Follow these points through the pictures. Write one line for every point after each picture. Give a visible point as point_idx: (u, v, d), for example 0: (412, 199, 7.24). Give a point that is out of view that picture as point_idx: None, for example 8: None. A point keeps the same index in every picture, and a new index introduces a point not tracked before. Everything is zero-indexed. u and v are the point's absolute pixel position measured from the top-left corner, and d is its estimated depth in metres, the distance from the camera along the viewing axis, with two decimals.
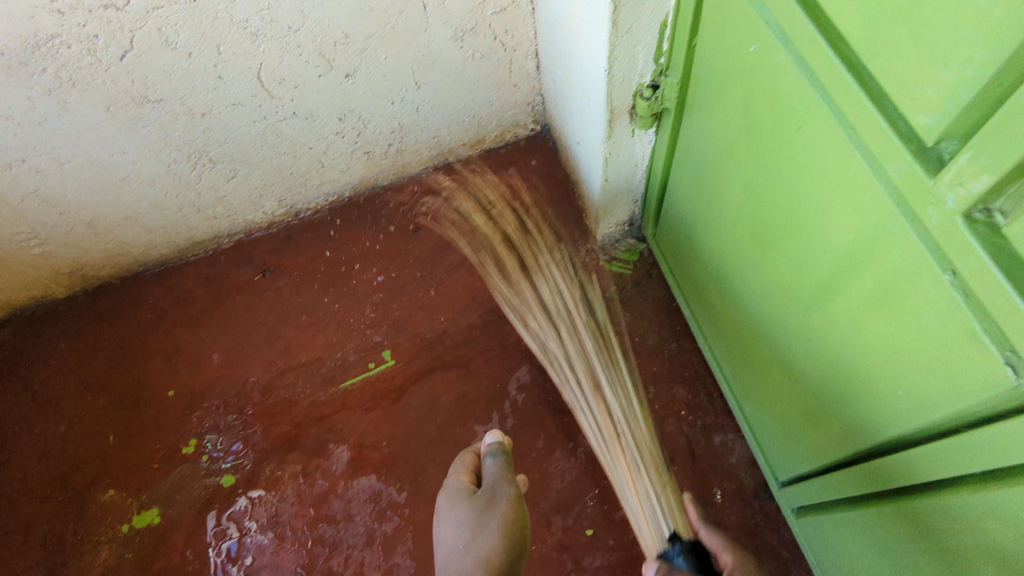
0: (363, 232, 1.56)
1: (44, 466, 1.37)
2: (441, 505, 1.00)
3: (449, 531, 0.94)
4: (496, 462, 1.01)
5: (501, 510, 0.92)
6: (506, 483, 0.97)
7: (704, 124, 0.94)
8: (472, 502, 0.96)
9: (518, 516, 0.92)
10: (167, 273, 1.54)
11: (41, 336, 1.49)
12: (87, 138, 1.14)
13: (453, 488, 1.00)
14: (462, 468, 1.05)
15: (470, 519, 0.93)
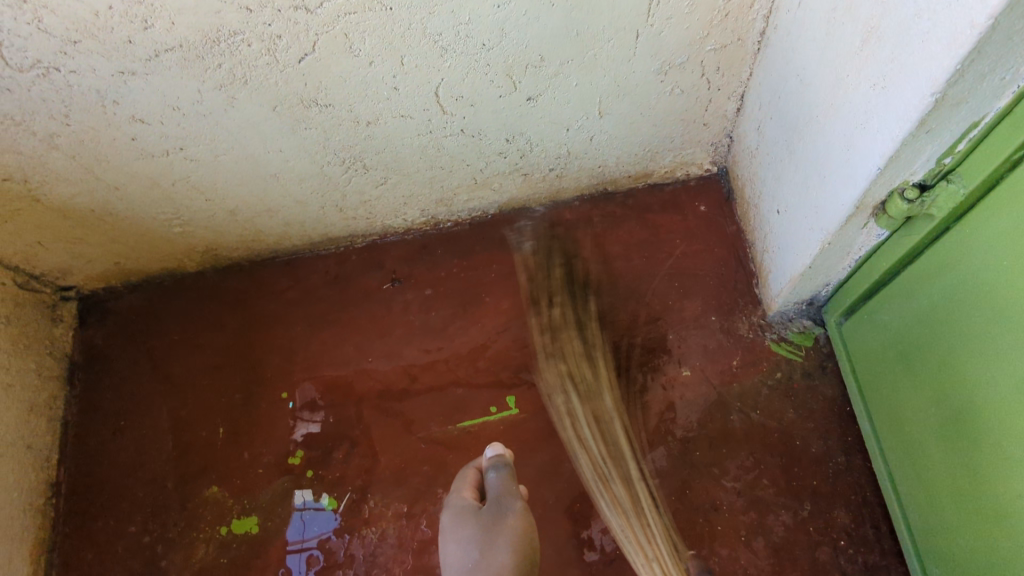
0: (503, 256, 1.43)
1: (154, 445, 1.36)
2: (446, 520, 1.13)
3: (456, 550, 1.08)
4: (500, 479, 1.12)
5: (511, 528, 1.06)
6: (513, 499, 1.10)
7: (1001, 264, 0.76)
8: (479, 519, 1.09)
9: (525, 532, 1.06)
10: (297, 263, 1.49)
11: (168, 309, 1.48)
12: (248, 133, 1.05)
13: (459, 505, 1.12)
14: (463, 484, 1.16)
15: (475, 538, 1.07)
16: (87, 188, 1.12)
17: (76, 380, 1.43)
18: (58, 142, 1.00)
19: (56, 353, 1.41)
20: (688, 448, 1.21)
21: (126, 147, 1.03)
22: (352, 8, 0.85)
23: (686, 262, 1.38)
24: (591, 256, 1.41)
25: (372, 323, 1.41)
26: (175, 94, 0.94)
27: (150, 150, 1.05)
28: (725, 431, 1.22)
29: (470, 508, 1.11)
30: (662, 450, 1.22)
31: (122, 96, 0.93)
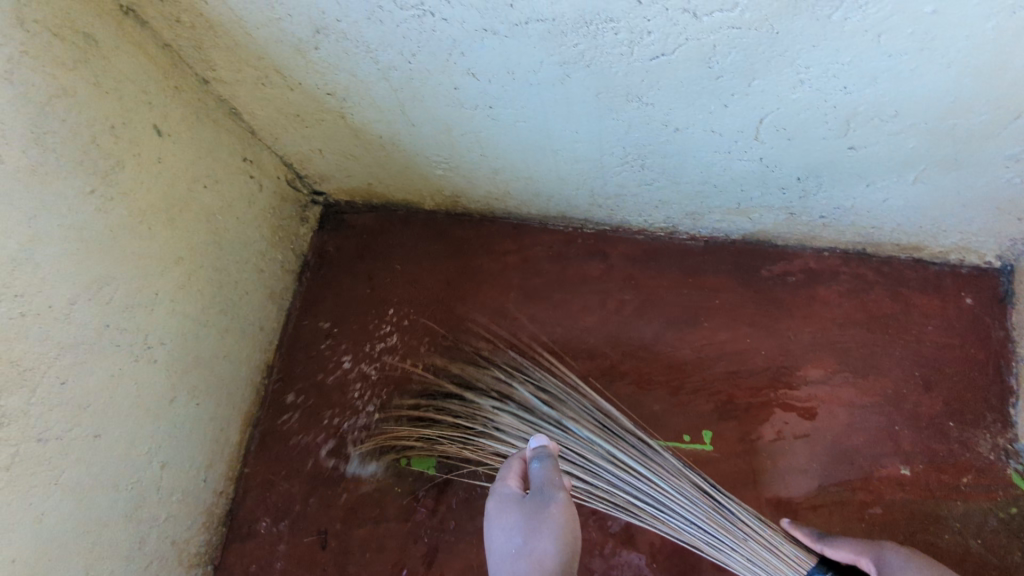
0: (732, 286, 1.38)
1: (358, 361, 1.45)
2: (491, 508, 1.01)
3: (500, 533, 0.95)
4: (545, 468, 1.01)
5: (554, 515, 0.93)
6: (557, 487, 0.98)
7: None
8: (522, 507, 0.97)
9: (568, 521, 0.92)
10: (523, 231, 1.51)
11: (396, 237, 1.56)
12: (558, 109, 1.05)
13: (504, 494, 1.01)
14: (509, 473, 1.05)
15: (520, 525, 0.94)
16: (389, 118, 1.17)
17: (304, 278, 1.55)
18: (391, 75, 1.04)
19: (296, 249, 1.53)
20: None
21: (444, 94, 1.06)
22: (738, 24, 0.81)
23: (936, 353, 1.26)
24: (828, 314, 1.32)
25: (582, 310, 1.42)
26: (519, 60, 0.95)
27: (462, 100, 1.08)
28: (934, 548, 1.12)
29: (512, 496, 1.00)
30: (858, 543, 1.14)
31: (472, 51, 0.95)
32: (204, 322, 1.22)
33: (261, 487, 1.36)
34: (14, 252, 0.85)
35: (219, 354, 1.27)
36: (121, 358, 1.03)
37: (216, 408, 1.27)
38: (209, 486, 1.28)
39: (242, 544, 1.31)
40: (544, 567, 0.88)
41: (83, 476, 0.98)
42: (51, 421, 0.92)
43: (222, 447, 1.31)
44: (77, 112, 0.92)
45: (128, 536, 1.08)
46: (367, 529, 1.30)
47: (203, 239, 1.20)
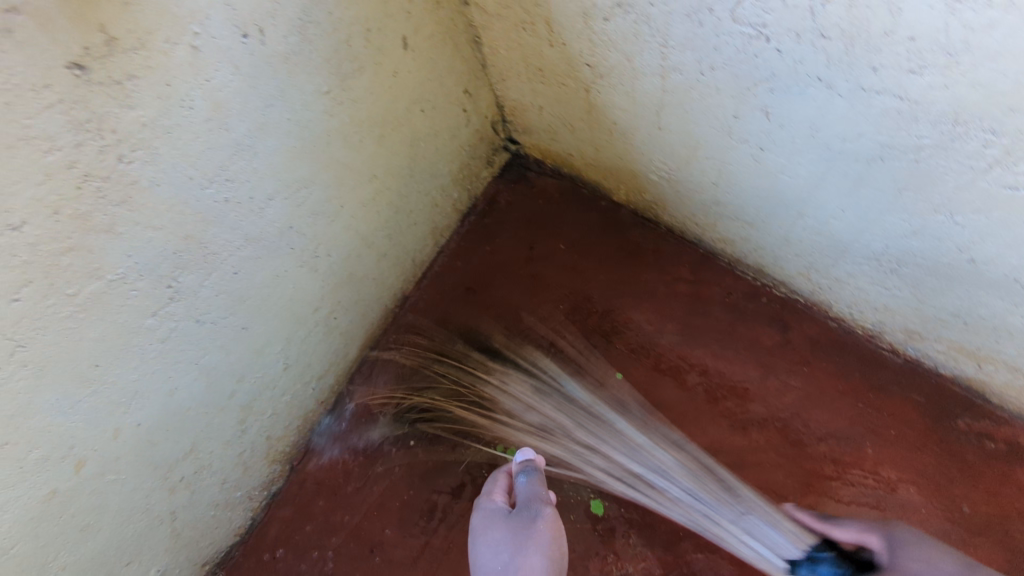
0: (917, 422, 1.19)
1: (490, 326, 1.38)
2: (476, 522, 1.00)
3: (486, 549, 0.95)
4: (532, 483, 1.01)
5: (541, 532, 0.94)
6: (543, 503, 0.98)
7: None
8: (507, 523, 0.97)
9: (553, 538, 0.94)
10: (708, 264, 1.36)
11: (572, 215, 1.45)
12: (840, 183, 0.90)
13: (489, 507, 1.01)
14: (495, 489, 1.05)
15: (508, 541, 0.94)
16: (638, 112, 1.06)
17: (467, 221, 1.47)
18: (672, 75, 0.93)
19: (471, 190, 1.45)
20: None
21: (720, 117, 0.94)
22: None
23: None
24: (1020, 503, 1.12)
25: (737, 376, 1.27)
26: (834, 122, 0.81)
27: (733, 129, 0.95)
28: None
29: (499, 512, 1.00)
30: None
31: (785, 92, 0.82)
32: (371, 243, 1.17)
33: (358, 412, 1.34)
34: (241, 136, 0.80)
35: (370, 276, 1.23)
36: (290, 260, 0.99)
37: (348, 326, 1.25)
38: (314, 395, 1.27)
39: (323, 458, 1.31)
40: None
41: (220, 361, 0.97)
42: (214, 305, 0.90)
43: (338, 362, 1.29)
44: (347, 8, 0.86)
45: (236, 423, 1.08)
46: (442, 499, 1.26)
47: (401, 162, 1.14)
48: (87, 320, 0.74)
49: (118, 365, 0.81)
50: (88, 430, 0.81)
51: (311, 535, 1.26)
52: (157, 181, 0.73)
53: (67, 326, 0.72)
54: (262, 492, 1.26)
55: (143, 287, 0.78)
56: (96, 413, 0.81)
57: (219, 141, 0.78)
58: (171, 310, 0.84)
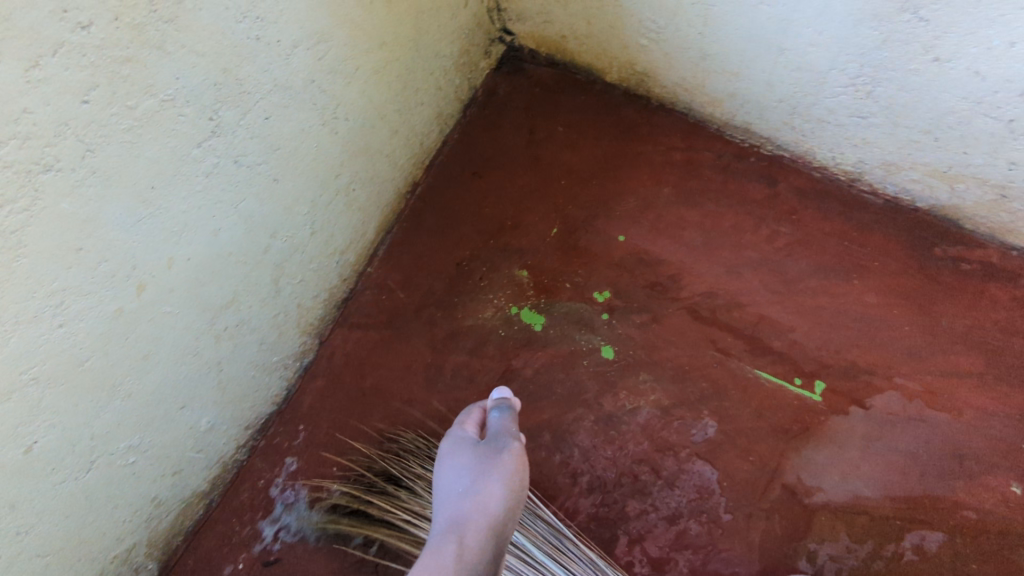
0: (898, 253, 1.30)
1: (497, 205, 1.47)
2: (445, 448, 1.06)
3: (452, 472, 1.00)
4: (503, 420, 1.07)
5: (506, 460, 0.98)
6: (511, 437, 1.04)
7: None
8: (475, 450, 1.02)
9: (515, 468, 0.97)
10: (698, 132, 1.45)
11: (567, 99, 1.53)
12: (814, 4, 1.05)
13: (458, 436, 1.07)
14: (468, 420, 1.10)
15: (475, 463, 0.98)
16: None
17: (468, 112, 1.55)
18: None
19: (471, 81, 1.52)
20: (966, 553, 1.10)
21: None
22: None
23: None
24: (993, 314, 1.24)
25: (731, 229, 1.37)
26: None
27: None
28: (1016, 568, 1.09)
29: (470, 440, 1.05)
30: (938, 537, 1.11)
31: None
32: (383, 115, 1.25)
33: (379, 289, 1.43)
34: None
35: (384, 152, 1.31)
36: (314, 117, 1.08)
37: (367, 202, 1.33)
38: (338, 270, 1.36)
39: (350, 334, 1.40)
40: (487, 507, 0.91)
41: (257, 210, 1.05)
42: (250, 149, 0.98)
43: (358, 239, 1.37)
44: None
45: (271, 282, 1.17)
46: (466, 357, 1.36)
47: (408, 33, 1.21)
48: (144, 137, 0.82)
49: (171, 193, 0.89)
50: (148, 255, 0.90)
51: (344, 399, 1.36)
52: (198, 5, 0.80)
53: (127, 140, 0.80)
54: (296, 363, 1.36)
55: (190, 115, 0.86)
56: (154, 238, 0.90)
57: None
58: (213, 144, 0.92)
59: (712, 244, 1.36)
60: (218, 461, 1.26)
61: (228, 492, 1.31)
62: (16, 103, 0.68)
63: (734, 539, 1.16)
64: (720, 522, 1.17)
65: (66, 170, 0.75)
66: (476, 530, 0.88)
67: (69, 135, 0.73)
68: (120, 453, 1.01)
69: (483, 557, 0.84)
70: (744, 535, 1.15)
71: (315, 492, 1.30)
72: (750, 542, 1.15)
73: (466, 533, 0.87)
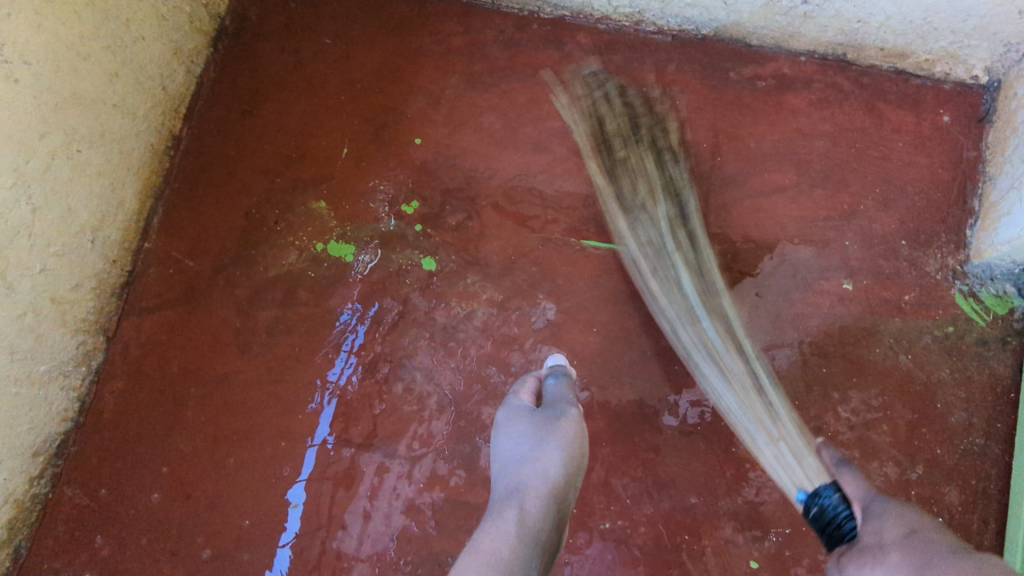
0: (696, 86, 1.25)
1: (276, 139, 1.30)
2: (500, 415, 0.98)
3: (509, 439, 0.93)
4: (562, 387, 0.99)
5: (567, 428, 0.92)
6: (569, 405, 0.96)
7: None
8: (533, 417, 0.95)
9: (577, 436, 0.92)
10: (473, 11, 1.33)
11: (328, 7, 1.37)
12: None
13: (514, 402, 0.99)
14: (523, 388, 1.02)
15: (530, 432, 0.92)
16: None
17: (220, 45, 1.35)
18: None
19: (211, 7, 1.33)
20: (813, 359, 1.09)
21: None
22: None
23: (903, 169, 1.18)
24: (794, 123, 1.21)
25: (528, 104, 1.27)
26: None
27: None
28: (862, 361, 1.09)
29: (526, 407, 0.98)
30: (787, 351, 1.09)
31: None
32: (85, 56, 1.05)
33: (163, 263, 1.24)
34: None
35: (107, 101, 1.11)
36: None
37: (107, 163, 1.13)
38: (100, 251, 1.16)
39: (142, 321, 1.21)
40: (547, 474, 0.86)
41: None
42: None
43: (115, 211, 1.18)
44: None
45: None
46: (280, 310, 1.20)
47: None
48: None
49: None
50: None
51: (150, 394, 1.18)
52: None
53: None
54: (80, 369, 1.16)
55: None
56: None
57: None
58: None
59: (513, 127, 1.26)
60: (6, 501, 1.07)
61: (37, 533, 1.12)
62: None
63: (596, 415, 1.09)
64: (578, 402, 1.09)
65: None
66: (537, 497, 0.84)
67: None
68: None
69: (546, 526, 0.81)
70: (605, 407, 1.09)
71: (140, 504, 1.13)
72: (613, 412, 1.09)
73: (526, 501, 0.83)
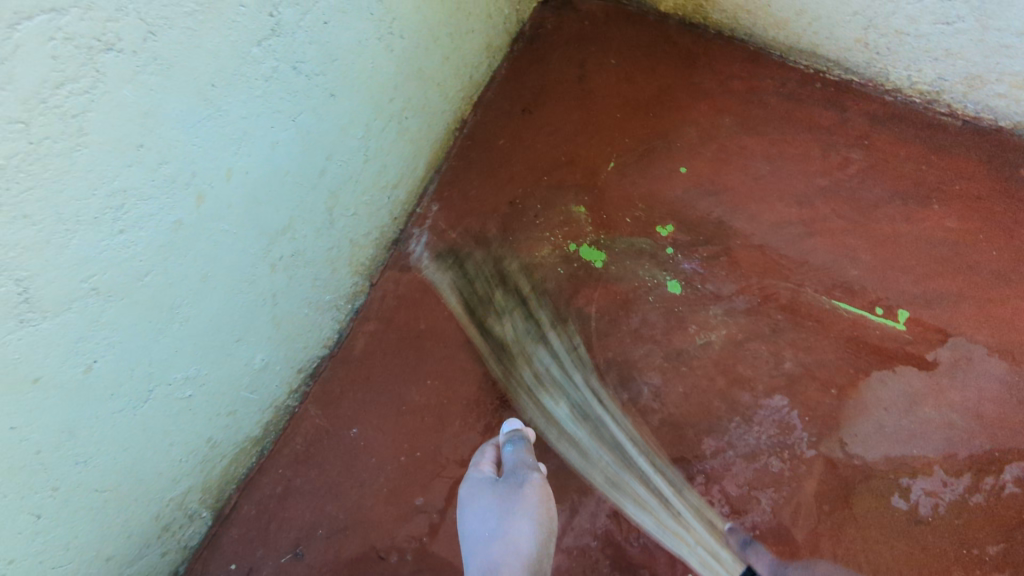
0: (981, 175, 1.23)
1: (548, 141, 1.41)
2: (462, 492, 0.98)
3: (473, 516, 0.92)
4: (518, 452, 1.00)
5: (529, 497, 0.91)
6: (530, 469, 0.96)
7: None
8: (496, 490, 0.94)
9: (540, 500, 0.91)
10: (760, 60, 1.38)
11: (619, 31, 1.47)
12: None
13: (476, 476, 0.99)
14: (483, 459, 1.02)
15: (497, 506, 0.91)
16: None
17: (516, 47, 1.49)
18: None
19: (519, 13, 1.46)
20: None
21: None
22: None
23: None
24: None
25: (800, 157, 1.30)
26: None
27: None
28: None
29: (486, 479, 0.97)
30: None
31: None
32: (435, 39, 1.19)
33: (429, 230, 1.38)
34: None
35: (436, 80, 1.25)
36: (371, 29, 1.02)
37: (418, 133, 1.27)
38: (389, 207, 1.30)
39: (401, 277, 1.35)
40: (518, 546, 0.86)
41: (315, 127, 1.00)
42: (310, 56, 0.93)
43: (409, 176, 1.31)
44: None
45: (325, 211, 1.12)
46: (505, 300, 1.30)
47: None
48: (207, 26, 0.76)
49: (231, 95, 0.83)
50: (208, 162, 0.85)
51: (396, 343, 1.30)
52: None
53: (189, 26, 0.75)
54: (347, 306, 1.30)
55: (251, 8, 0.81)
56: (215, 144, 0.84)
57: None
58: (273, 45, 0.86)
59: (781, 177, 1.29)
60: (270, 405, 1.21)
61: (279, 439, 1.26)
62: None
63: (819, 475, 1.10)
64: (804, 459, 1.10)
65: (128, 53, 0.70)
66: (512, 575, 0.82)
67: (132, 13, 0.68)
68: (176, 384, 0.96)
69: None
70: (830, 470, 1.10)
71: (369, 438, 1.24)
72: (838, 477, 1.09)
73: None
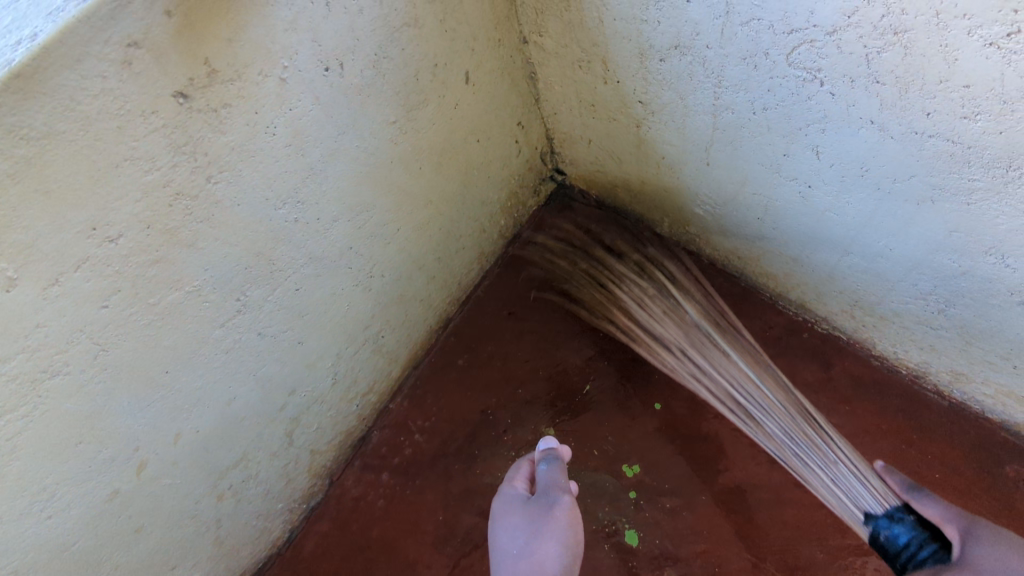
0: (963, 467, 1.18)
1: (529, 351, 1.40)
2: (496, 507, 0.92)
3: (504, 534, 0.87)
4: (553, 470, 0.91)
5: (558, 520, 0.85)
6: (560, 491, 0.89)
7: None
8: (527, 509, 0.88)
9: (571, 525, 0.84)
10: (750, 299, 1.37)
11: (614, 244, 1.47)
12: (886, 224, 0.93)
13: (510, 493, 0.92)
14: (516, 476, 0.96)
15: (524, 524, 0.86)
16: (686, 147, 1.08)
17: (511, 248, 1.51)
18: (723, 114, 0.97)
19: (517, 218, 1.49)
20: None
21: (767, 154, 0.97)
22: None
23: None
24: None
25: (777, 414, 1.27)
26: (886, 162, 0.85)
27: (782, 167, 0.98)
28: None
29: (520, 497, 0.91)
30: None
31: (837, 132, 0.86)
32: (420, 267, 1.21)
33: (397, 429, 1.37)
34: (315, 161, 0.85)
35: (418, 298, 1.26)
36: (347, 280, 1.04)
37: (395, 344, 1.28)
38: (358, 411, 1.30)
39: (362, 476, 1.34)
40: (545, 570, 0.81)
41: (277, 373, 1.01)
42: (275, 320, 0.94)
43: (382, 380, 1.32)
44: (416, 45, 0.90)
45: (284, 435, 1.12)
46: (463, 512, 1.28)
47: (455, 189, 1.18)
48: (164, 328, 0.78)
49: (186, 372, 0.85)
50: (153, 434, 0.86)
51: (346, 550, 1.28)
52: (237, 202, 0.77)
53: (146, 334, 0.77)
54: (301, 506, 1.29)
55: (214, 300, 0.82)
56: (161, 418, 0.85)
57: (295, 166, 0.82)
58: (237, 322, 0.88)
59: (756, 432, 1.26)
60: None
61: None
62: (30, 319, 0.65)
63: None
64: None
65: (73, 371, 0.71)
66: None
67: (82, 339, 0.70)
68: None
69: None
70: None
71: None
72: None
73: None
